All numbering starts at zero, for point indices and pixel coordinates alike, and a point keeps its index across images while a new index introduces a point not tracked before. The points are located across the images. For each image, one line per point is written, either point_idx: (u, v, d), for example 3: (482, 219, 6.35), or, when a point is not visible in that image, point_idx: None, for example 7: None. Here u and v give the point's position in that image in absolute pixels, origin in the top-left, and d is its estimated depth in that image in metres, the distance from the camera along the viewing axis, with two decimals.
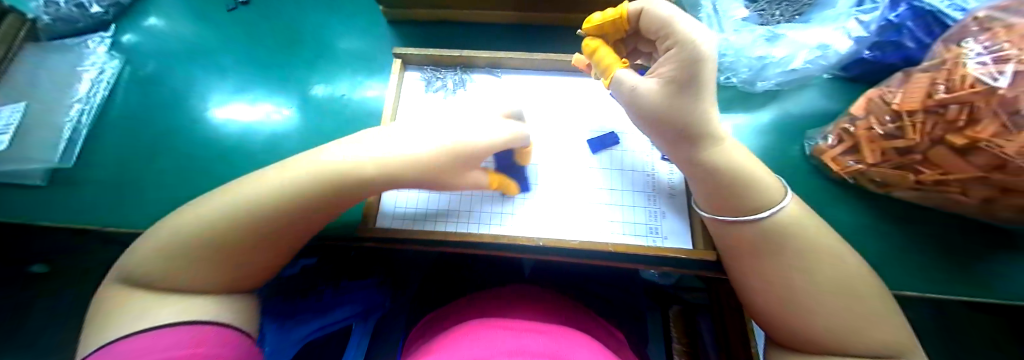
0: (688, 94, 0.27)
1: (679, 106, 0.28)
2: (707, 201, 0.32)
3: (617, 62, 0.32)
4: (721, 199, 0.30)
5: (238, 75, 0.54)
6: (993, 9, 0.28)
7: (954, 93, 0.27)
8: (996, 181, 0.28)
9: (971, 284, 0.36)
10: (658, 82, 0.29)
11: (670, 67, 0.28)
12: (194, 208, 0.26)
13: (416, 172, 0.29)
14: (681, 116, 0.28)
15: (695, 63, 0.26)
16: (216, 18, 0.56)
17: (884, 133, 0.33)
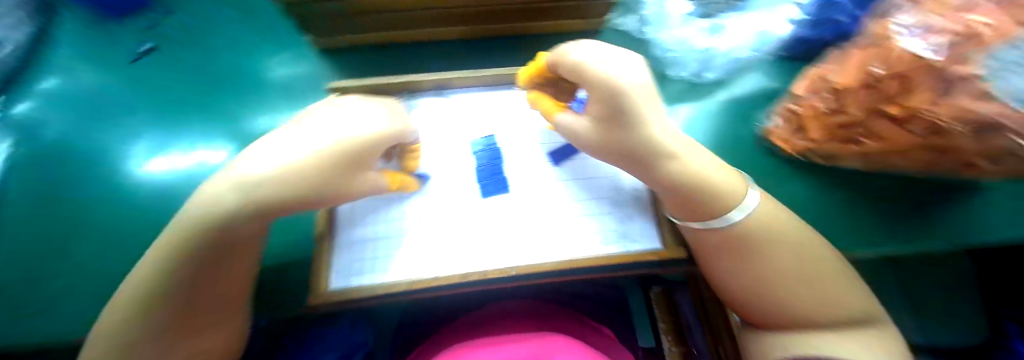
0: (620, 125, 0.29)
1: (616, 136, 0.30)
2: (675, 208, 0.32)
3: (555, 107, 0.35)
4: (692, 211, 0.30)
5: (156, 131, 0.48)
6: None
7: (891, 68, 0.27)
8: (933, 144, 0.30)
9: (928, 239, 0.38)
10: (592, 120, 0.31)
11: (597, 106, 0.30)
12: None
13: (314, 179, 0.28)
14: (625, 141, 0.29)
15: (611, 99, 0.28)
16: (122, 68, 0.50)
17: (827, 109, 0.34)
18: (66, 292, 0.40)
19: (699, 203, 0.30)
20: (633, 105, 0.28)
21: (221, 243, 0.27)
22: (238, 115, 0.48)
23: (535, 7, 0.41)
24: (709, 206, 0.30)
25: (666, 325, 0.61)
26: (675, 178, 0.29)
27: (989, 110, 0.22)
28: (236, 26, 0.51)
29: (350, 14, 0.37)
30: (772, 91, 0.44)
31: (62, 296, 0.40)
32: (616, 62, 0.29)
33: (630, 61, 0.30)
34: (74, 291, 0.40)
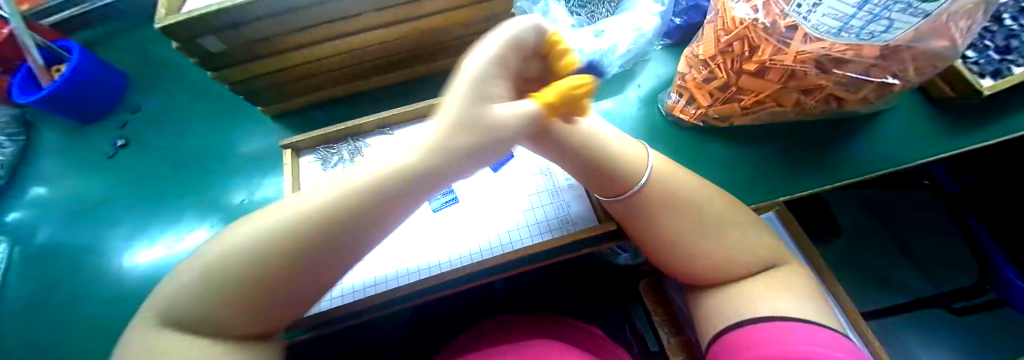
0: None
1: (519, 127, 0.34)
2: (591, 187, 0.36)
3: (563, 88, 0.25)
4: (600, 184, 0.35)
5: (138, 216, 0.53)
6: None
7: (732, 33, 0.34)
8: (792, 86, 0.34)
9: (840, 170, 0.42)
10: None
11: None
12: None
13: (421, 171, 0.19)
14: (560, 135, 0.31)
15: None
16: (99, 166, 0.55)
17: (703, 79, 0.40)
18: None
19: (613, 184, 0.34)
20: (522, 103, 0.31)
21: None
22: (211, 188, 0.53)
23: (438, 42, 0.46)
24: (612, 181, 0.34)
25: (662, 317, 0.58)
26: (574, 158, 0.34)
27: (815, 48, 0.28)
28: (198, 109, 0.57)
29: (289, 80, 0.44)
30: (665, 75, 0.50)
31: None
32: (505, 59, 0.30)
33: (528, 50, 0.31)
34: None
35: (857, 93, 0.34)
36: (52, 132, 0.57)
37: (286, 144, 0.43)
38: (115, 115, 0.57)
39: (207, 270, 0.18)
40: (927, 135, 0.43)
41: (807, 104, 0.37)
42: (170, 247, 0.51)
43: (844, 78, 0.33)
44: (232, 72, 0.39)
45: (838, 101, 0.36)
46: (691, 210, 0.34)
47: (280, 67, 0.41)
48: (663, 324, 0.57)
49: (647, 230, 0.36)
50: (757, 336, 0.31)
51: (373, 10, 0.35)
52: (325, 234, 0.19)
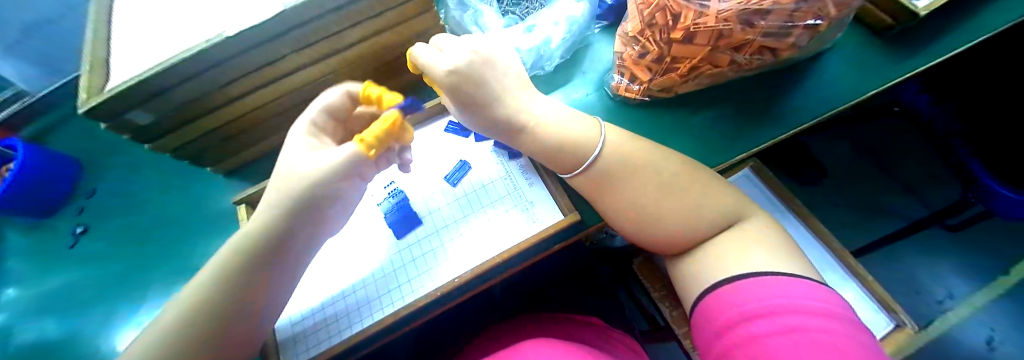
0: (468, 108, 0.33)
1: (473, 117, 0.35)
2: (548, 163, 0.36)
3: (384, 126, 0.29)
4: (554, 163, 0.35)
5: (106, 300, 0.53)
6: None
7: (653, 4, 0.34)
8: (722, 45, 0.34)
9: (797, 114, 0.42)
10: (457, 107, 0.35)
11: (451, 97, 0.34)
12: None
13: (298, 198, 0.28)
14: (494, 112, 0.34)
15: (455, 90, 0.32)
16: (60, 257, 0.54)
17: (638, 55, 0.39)
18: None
19: (563, 160, 0.35)
20: (482, 96, 0.33)
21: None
22: (177, 253, 0.54)
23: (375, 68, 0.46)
24: (570, 159, 0.34)
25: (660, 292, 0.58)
26: (512, 134, 0.35)
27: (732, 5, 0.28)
28: (151, 181, 0.57)
29: (230, 136, 0.44)
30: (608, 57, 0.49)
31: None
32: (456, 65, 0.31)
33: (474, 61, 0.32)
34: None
35: (787, 41, 0.34)
36: (10, 232, 0.56)
37: (241, 199, 0.43)
38: (71, 203, 0.56)
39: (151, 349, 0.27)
40: (871, 65, 0.42)
41: (745, 61, 0.37)
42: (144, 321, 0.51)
43: (770, 27, 0.32)
44: (169, 140, 0.39)
45: (772, 52, 0.36)
46: (653, 184, 0.33)
47: (215, 126, 0.40)
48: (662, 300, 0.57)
49: (616, 214, 0.35)
50: (719, 301, 0.29)
51: (293, 52, 0.34)
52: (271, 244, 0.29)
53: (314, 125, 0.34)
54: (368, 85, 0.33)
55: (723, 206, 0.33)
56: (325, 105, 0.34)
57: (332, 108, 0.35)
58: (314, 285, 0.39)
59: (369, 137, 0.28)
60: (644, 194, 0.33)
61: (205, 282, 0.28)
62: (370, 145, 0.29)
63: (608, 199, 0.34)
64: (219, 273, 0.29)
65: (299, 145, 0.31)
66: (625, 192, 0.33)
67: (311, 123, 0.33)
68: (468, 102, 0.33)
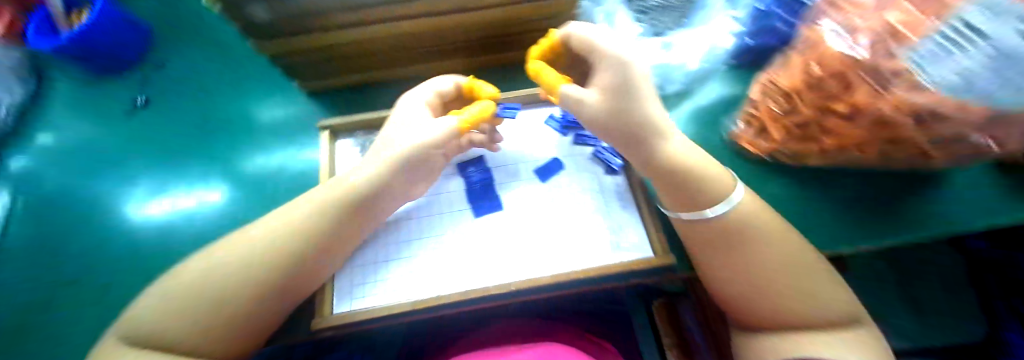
0: (622, 90, 0.32)
1: (616, 101, 0.33)
2: (664, 195, 0.35)
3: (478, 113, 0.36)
4: (677, 192, 0.33)
5: (165, 173, 0.49)
6: None
7: (826, 67, 0.31)
8: (886, 134, 0.32)
9: (908, 221, 0.40)
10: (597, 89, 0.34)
11: (603, 78, 0.33)
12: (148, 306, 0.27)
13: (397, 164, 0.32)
14: (629, 116, 0.32)
15: (623, 68, 0.32)
16: (105, 117, 0.52)
17: (782, 112, 0.37)
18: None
19: (692, 196, 0.33)
20: (640, 91, 0.33)
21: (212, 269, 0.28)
22: (247, 149, 0.49)
23: (507, 39, 0.44)
24: (696, 195, 0.32)
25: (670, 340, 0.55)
26: (647, 138, 0.33)
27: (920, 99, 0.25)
28: (218, 70, 0.53)
29: (332, 58, 0.41)
30: (733, 98, 0.47)
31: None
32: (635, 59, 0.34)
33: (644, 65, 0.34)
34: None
35: (947, 149, 0.32)
36: (67, 83, 0.54)
37: (325, 125, 0.40)
38: (138, 70, 0.53)
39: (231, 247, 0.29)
40: (1008, 197, 0.40)
41: (892, 154, 0.35)
42: (195, 208, 0.47)
43: (945, 135, 0.30)
44: (290, 51, 0.37)
45: (923, 154, 0.34)
46: (776, 251, 0.31)
47: (324, 46, 0.37)
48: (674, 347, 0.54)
49: (722, 270, 0.33)
50: None
51: (451, 4, 0.33)
52: (361, 201, 0.32)
53: (428, 104, 0.37)
54: (472, 79, 0.39)
55: (840, 298, 0.31)
56: (437, 92, 0.38)
57: (441, 97, 0.38)
58: (385, 240, 0.37)
59: (469, 117, 0.35)
60: (764, 260, 0.31)
61: (307, 209, 0.31)
62: (468, 124, 0.35)
63: (721, 250, 0.32)
64: (304, 213, 0.31)
65: (419, 112, 0.36)
66: (742, 250, 0.31)
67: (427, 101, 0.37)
68: (626, 86, 0.32)
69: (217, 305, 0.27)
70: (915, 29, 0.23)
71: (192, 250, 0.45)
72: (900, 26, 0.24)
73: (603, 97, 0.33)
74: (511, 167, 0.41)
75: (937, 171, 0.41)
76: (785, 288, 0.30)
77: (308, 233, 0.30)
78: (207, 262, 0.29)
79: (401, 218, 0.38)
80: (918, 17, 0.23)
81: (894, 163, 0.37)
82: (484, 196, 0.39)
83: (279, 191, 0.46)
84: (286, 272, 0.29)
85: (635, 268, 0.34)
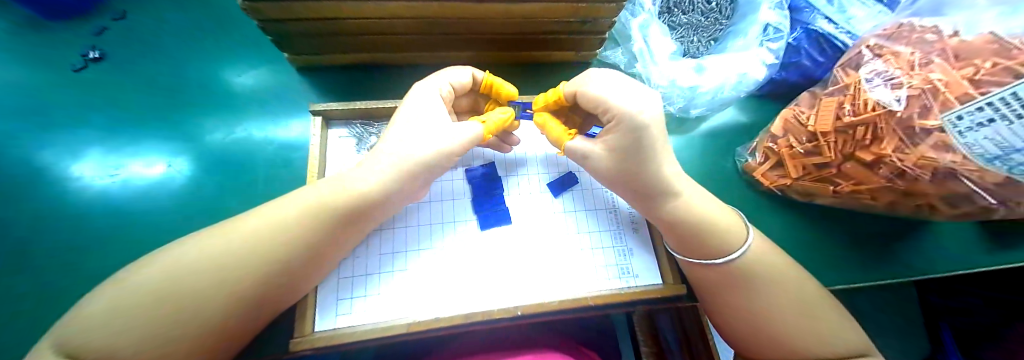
0: (631, 154, 0.30)
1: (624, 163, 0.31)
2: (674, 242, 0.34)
3: (503, 119, 0.33)
4: (689, 245, 0.33)
5: (122, 143, 0.42)
6: (879, 38, 0.33)
7: (859, 115, 0.31)
8: (901, 188, 0.32)
9: (892, 265, 0.43)
10: (605, 145, 0.32)
11: (614, 136, 0.30)
12: (82, 313, 0.22)
13: (409, 173, 0.30)
14: (641, 178, 0.31)
15: (638, 132, 0.29)
16: (42, 58, 0.43)
17: (803, 151, 0.37)
18: (14, 348, 0.36)
19: (706, 240, 0.32)
20: (652, 155, 0.30)
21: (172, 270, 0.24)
22: (224, 125, 0.43)
23: (533, 37, 0.40)
24: (707, 245, 0.32)
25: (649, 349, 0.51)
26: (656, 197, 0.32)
27: (945, 159, 0.26)
28: (192, 30, 0.45)
29: (333, 33, 0.36)
30: (750, 127, 0.49)
31: (2, 350, 0.36)
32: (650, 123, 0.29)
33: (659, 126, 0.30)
34: (7, 348, 0.36)
35: (956, 208, 0.33)
36: None
37: (317, 110, 0.35)
38: (94, 17, 0.44)
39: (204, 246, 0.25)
40: (988, 254, 0.42)
41: (900, 205, 0.35)
42: (158, 188, 0.41)
43: (955, 194, 0.30)
44: (295, 25, 0.33)
45: (930, 209, 0.35)
46: (786, 293, 0.31)
47: (329, 17, 0.32)
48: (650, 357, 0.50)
49: (731, 305, 0.33)
50: None
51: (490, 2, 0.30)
52: (363, 207, 0.29)
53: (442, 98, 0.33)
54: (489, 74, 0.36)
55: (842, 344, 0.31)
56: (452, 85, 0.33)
57: (456, 88, 0.34)
58: (379, 248, 0.33)
59: (491, 125, 0.32)
60: (774, 300, 0.31)
61: (300, 210, 0.27)
62: (490, 131, 0.32)
63: (730, 285, 0.32)
64: (295, 214, 0.27)
65: (433, 112, 0.32)
66: (753, 285, 0.31)
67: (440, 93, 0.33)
68: (637, 151, 0.30)
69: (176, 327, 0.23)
70: (956, 95, 0.24)
71: (158, 237, 0.39)
72: (941, 87, 0.25)
73: (614, 157, 0.31)
74: (521, 179, 0.38)
75: (925, 222, 0.44)
76: (793, 331, 0.30)
77: (298, 241, 0.27)
78: (162, 275, 0.23)
79: (395, 224, 0.34)
80: (956, 81, 0.25)
81: (896, 212, 0.38)
82: (491, 206, 0.36)
83: (260, 172, 0.42)
84: (267, 285, 0.26)
85: (645, 297, 0.33)
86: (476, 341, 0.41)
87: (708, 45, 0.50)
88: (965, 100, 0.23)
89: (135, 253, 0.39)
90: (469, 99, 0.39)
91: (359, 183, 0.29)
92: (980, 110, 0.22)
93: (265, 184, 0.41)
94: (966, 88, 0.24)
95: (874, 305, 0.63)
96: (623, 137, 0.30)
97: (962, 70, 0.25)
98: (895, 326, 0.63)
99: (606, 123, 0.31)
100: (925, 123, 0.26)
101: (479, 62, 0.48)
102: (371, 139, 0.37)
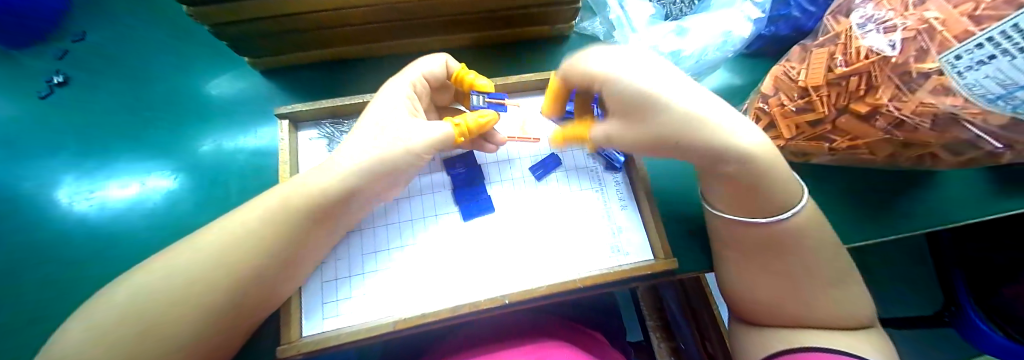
0: (635, 118, 0.28)
1: (637, 130, 0.28)
2: (718, 198, 0.30)
3: (473, 124, 0.31)
4: (731, 200, 0.28)
5: (92, 168, 0.42)
6: None
7: (852, 66, 0.29)
8: (900, 139, 0.30)
9: (896, 222, 0.41)
10: (614, 121, 0.30)
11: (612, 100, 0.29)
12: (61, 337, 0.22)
13: (383, 172, 0.29)
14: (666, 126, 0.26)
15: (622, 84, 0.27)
16: (6, 85, 0.42)
17: (795, 109, 0.35)
18: None
19: (761, 197, 0.27)
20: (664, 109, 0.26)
21: (146, 288, 0.23)
22: (193, 138, 0.42)
23: (503, 14, 0.38)
24: (761, 198, 0.27)
25: (654, 322, 0.54)
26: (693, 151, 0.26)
27: (945, 104, 0.24)
28: (150, 44, 0.44)
29: (292, 30, 0.34)
30: (740, 89, 0.47)
31: None
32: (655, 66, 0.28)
33: (662, 69, 0.28)
34: None
35: (960, 156, 0.31)
36: None
37: (282, 113, 0.34)
38: (52, 41, 0.43)
39: (172, 261, 0.25)
40: (996, 200, 0.40)
41: (902, 156, 0.33)
42: (140, 205, 0.41)
43: (957, 141, 0.28)
44: (254, 26, 0.32)
45: (933, 158, 0.33)
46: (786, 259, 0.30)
47: (282, 14, 0.30)
48: (656, 329, 0.53)
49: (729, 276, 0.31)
50: None
51: None
52: (334, 208, 0.28)
53: (414, 90, 0.33)
54: (463, 68, 0.35)
55: (853, 306, 0.30)
56: (427, 72, 0.33)
57: (432, 78, 0.34)
58: (362, 249, 0.33)
59: (464, 127, 0.31)
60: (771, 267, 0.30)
61: (269, 219, 0.27)
62: (462, 133, 0.31)
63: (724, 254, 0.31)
64: (264, 223, 0.26)
65: (402, 108, 0.31)
66: (750, 254, 0.30)
67: (412, 86, 0.32)
68: (643, 110, 0.27)
69: (148, 347, 0.22)
70: (954, 34, 0.22)
71: (138, 257, 0.39)
72: (938, 26, 0.23)
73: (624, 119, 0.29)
74: (503, 166, 0.37)
75: (929, 174, 0.42)
76: (792, 297, 0.29)
77: (273, 249, 0.26)
78: (133, 297, 0.23)
79: (375, 222, 0.34)
80: (954, 19, 0.22)
81: (900, 165, 0.36)
82: (472, 197, 0.35)
83: (236, 183, 0.41)
84: (245, 297, 0.26)
85: (637, 274, 0.32)
86: (472, 329, 0.41)
87: (691, 5, 0.47)
88: (964, 38, 0.21)
89: (117, 274, 0.39)
90: (449, 94, 0.38)
91: (325, 183, 0.28)
92: (980, 47, 0.20)
93: (242, 193, 0.41)
94: (965, 26, 0.22)
95: (879, 260, 0.63)
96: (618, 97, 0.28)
97: (961, 5, 0.22)
98: (900, 281, 0.62)
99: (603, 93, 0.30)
100: (922, 67, 0.24)
101: (452, 47, 0.46)
102: (341, 137, 0.36)
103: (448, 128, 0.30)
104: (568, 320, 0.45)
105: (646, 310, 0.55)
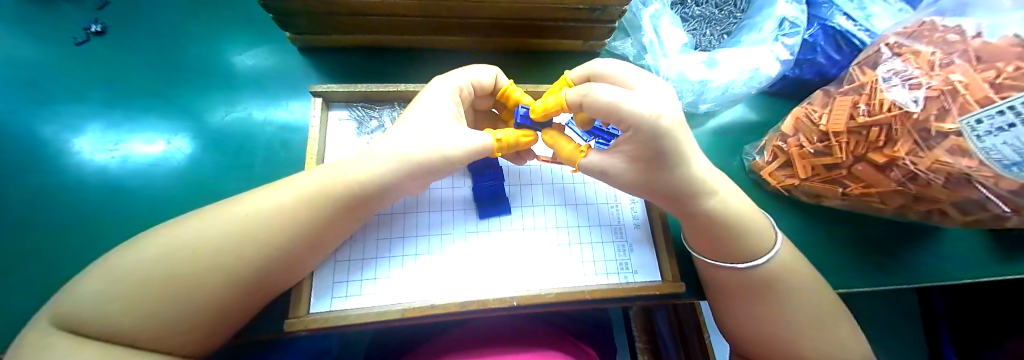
0: (659, 165, 0.26)
1: (650, 175, 0.28)
2: (693, 238, 0.33)
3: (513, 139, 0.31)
4: (703, 242, 0.32)
5: (120, 120, 0.42)
6: (899, 37, 0.32)
7: (874, 116, 0.30)
8: (912, 193, 0.31)
9: (895, 273, 0.42)
10: (620, 159, 0.28)
11: (633, 145, 0.26)
12: (84, 285, 0.22)
13: (415, 175, 0.29)
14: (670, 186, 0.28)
15: (659, 135, 0.24)
16: (44, 30, 0.43)
17: (813, 152, 0.36)
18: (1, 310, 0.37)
19: (730, 249, 0.31)
20: (677, 145, 0.25)
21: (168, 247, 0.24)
22: (223, 104, 0.43)
23: (541, 24, 0.39)
24: (740, 249, 0.30)
25: (644, 345, 0.56)
26: (679, 183, 0.28)
27: (961, 164, 0.25)
28: (194, 7, 0.45)
29: (337, 13, 0.35)
30: (758, 126, 0.48)
31: None
32: (650, 89, 0.27)
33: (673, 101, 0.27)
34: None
35: (969, 215, 0.32)
36: None
37: (317, 91, 0.35)
38: None
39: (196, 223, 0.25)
40: (989, 262, 0.42)
41: (913, 209, 0.34)
42: (159, 164, 0.41)
43: (966, 201, 0.29)
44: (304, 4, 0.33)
45: (941, 215, 0.34)
46: (791, 295, 0.30)
47: None
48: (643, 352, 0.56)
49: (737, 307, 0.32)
50: None
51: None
52: (361, 192, 0.28)
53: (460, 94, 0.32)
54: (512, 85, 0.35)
55: (854, 351, 0.30)
56: (477, 81, 0.32)
57: (479, 86, 0.33)
58: (377, 235, 0.33)
59: (504, 143, 0.31)
60: (777, 301, 0.30)
61: (298, 192, 0.27)
62: (501, 147, 0.31)
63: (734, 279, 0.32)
64: (292, 196, 0.27)
65: (445, 113, 0.30)
66: (757, 287, 0.31)
67: (458, 89, 0.32)
68: (665, 159, 0.26)
69: (169, 302, 0.23)
70: (976, 98, 0.24)
71: (152, 215, 0.39)
72: (961, 89, 0.25)
73: (637, 164, 0.27)
74: (523, 172, 0.38)
75: (931, 230, 0.43)
76: (791, 332, 0.30)
77: (295, 221, 0.26)
78: (157, 254, 0.23)
79: (393, 208, 0.34)
80: (976, 84, 0.24)
81: (905, 217, 0.37)
82: (490, 199, 0.35)
83: (256, 154, 0.42)
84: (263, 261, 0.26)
85: (644, 292, 0.33)
86: (472, 328, 0.41)
87: (720, 39, 0.49)
88: (985, 104, 0.23)
89: (129, 229, 0.39)
90: (491, 101, 0.38)
91: (362, 177, 0.28)
92: (1001, 115, 0.21)
93: (262, 165, 0.41)
94: (986, 92, 0.23)
95: (872, 309, 0.64)
96: (643, 146, 0.25)
97: (983, 72, 0.24)
98: (892, 333, 0.63)
99: (622, 130, 0.26)
100: (942, 126, 0.25)
101: (484, 49, 0.47)
102: (372, 122, 0.37)
103: (488, 139, 0.30)
104: (563, 330, 0.45)
105: (637, 332, 0.57)
